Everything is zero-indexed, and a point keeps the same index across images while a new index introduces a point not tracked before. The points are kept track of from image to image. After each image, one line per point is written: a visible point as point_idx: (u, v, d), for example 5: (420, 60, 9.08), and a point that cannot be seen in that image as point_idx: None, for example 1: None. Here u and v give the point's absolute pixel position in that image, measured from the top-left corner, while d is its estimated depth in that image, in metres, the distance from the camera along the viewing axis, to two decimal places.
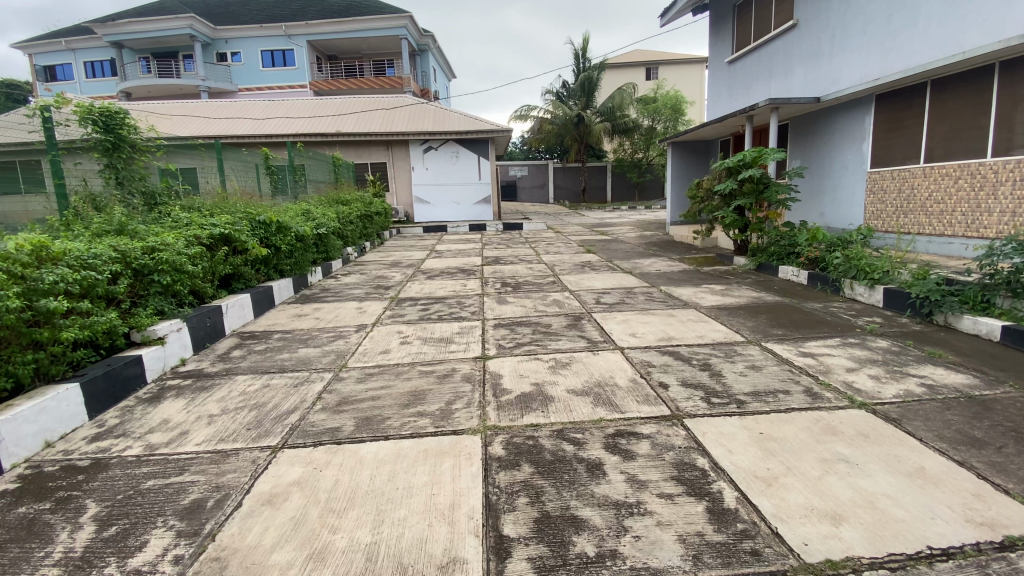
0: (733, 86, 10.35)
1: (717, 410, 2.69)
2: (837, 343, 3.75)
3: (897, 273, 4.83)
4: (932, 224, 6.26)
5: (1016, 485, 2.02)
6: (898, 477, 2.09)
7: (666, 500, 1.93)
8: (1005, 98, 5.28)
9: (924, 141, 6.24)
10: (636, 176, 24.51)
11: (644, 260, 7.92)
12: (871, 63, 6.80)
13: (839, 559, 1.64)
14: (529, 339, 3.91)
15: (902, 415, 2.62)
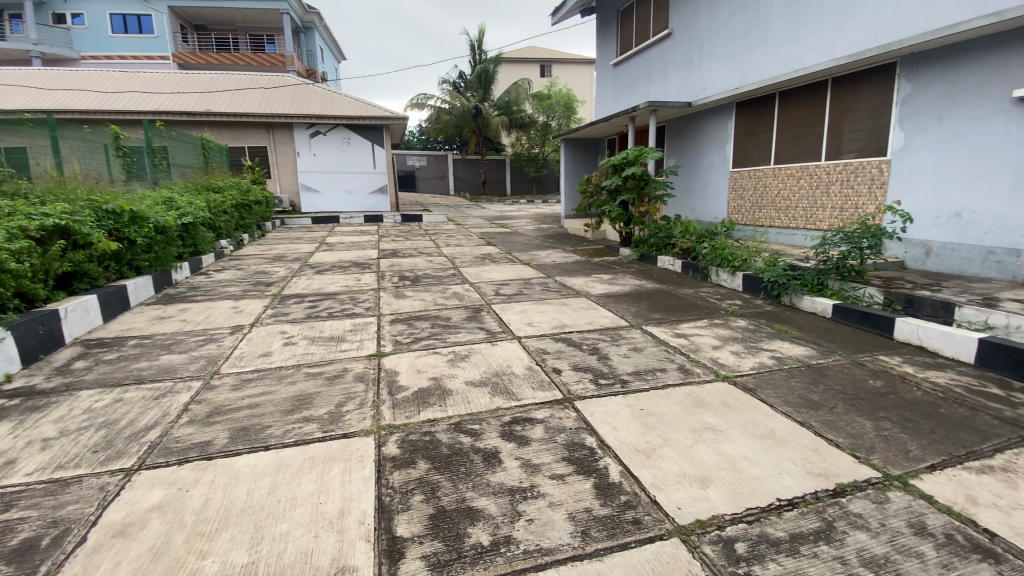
0: (617, 89, 11.02)
1: (604, 391, 2.86)
2: (706, 324, 4.18)
3: (752, 260, 5.50)
4: (780, 218, 7.17)
5: (843, 439, 2.40)
6: (755, 439, 2.38)
7: (558, 481, 2.01)
8: (834, 111, 6.22)
9: (774, 146, 7.14)
10: (533, 170, 25.15)
11: (541, 252, 8.16)
12: (733, 74, 7.62)
13: (706, 518, 1.82)
14: (427, 333, 3.84)
15: (757, 384, 2.99)
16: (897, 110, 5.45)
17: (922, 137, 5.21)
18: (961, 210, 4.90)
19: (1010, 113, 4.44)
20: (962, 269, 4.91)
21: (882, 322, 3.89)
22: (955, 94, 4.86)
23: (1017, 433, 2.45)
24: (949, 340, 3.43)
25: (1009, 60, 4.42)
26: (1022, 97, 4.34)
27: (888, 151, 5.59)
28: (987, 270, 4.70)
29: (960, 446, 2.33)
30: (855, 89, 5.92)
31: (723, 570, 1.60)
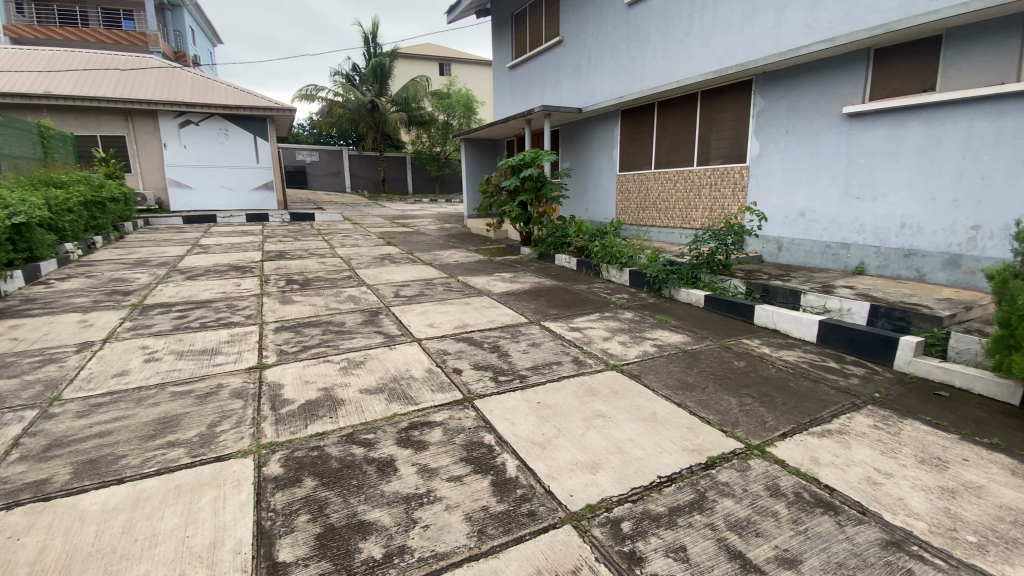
0: (513, 91, 11.24)
1: (503, 387, 2.90)
2: (597, 317, 4.43)
3: (637, 257, 5.93)
4: (661, 218, 7.78)
5: (713, 415, 2.67)
6: (639, 422, 2.56)
7: (455, 482, 2.00)
8: (704, 120, 6.89)
9: (654, 151, 7.75)
10: (434, 169, 24.82)
11: (443, 252, 8.08)
12: (618, 83, 8.12)
13: (595, 502, 1.93)
14: (317, 340, 3.62)
15: (642, 371, 3.22)
16: (754, 122, 6.16)
17: (774, 147, 5.95)
18: (804, 210, 5.69)
19: (839, 128, 5.24)
20: (807, 261, 5.70)
21: (745, 309, 4.39)
22: (797, 109, 5.63)
23: (847, 399, 2.90)
24: (796, 323, 3.96)
25: (835, 83, 5.23)
26: (847, 115, 5.14)
27: (748, 158, 6.31)
28: (825, 262, 5.50)
29: (805, 415, 2.71)
30: (720, 101, 6.61)
31: (612, 550, 1.69)
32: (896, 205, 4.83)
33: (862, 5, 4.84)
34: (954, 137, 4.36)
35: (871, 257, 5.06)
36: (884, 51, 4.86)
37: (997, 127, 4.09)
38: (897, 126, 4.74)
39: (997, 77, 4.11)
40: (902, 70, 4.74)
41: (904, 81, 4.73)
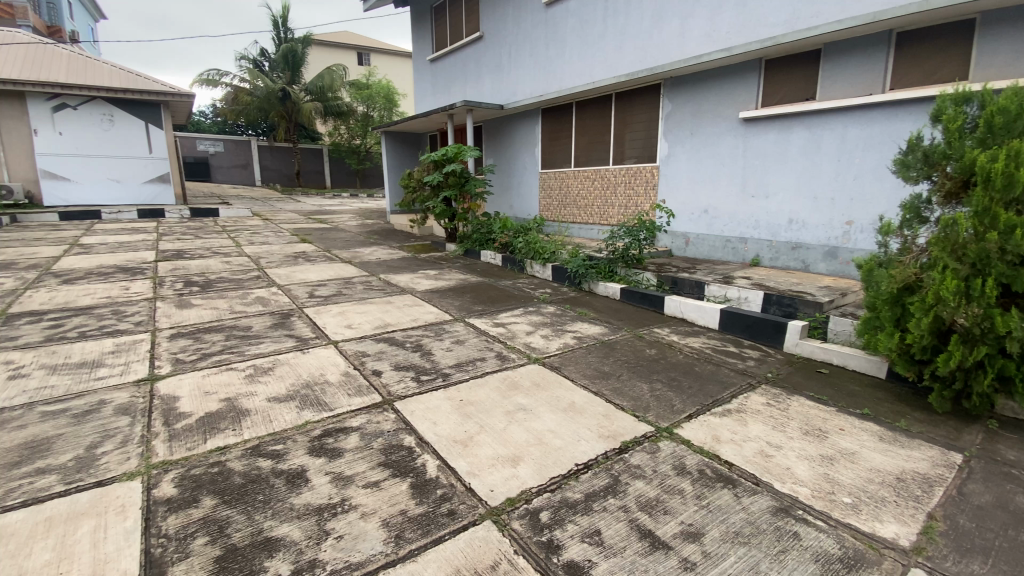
0: (434, 85, 11.06)
1: (424, 387, 2.85)
2: (521, 312, 4.49)
3: (559, 252, 6.08)
4: (581, 214, 8.03)
5: (628, 402, 2.81)
6: (559, 413, 2.63)
7: (372, 488, 1.94)
8: (619, 121, 7.19)
9: (573, 149, 7.98)
10: (355, 162, 23.83)
11: (363, 249, 7.79)
12: (538, 81, 8.25)
13: (515, 495, 1.95)
14: (220, 346, 3.35)
15: (562, 363, 3.32)
16: (663, 124, 6.52)
17: (681, 148, 6.34)
18: (707, 208, 6.12)
19: (737, 132, 5.69)
20: (711, 255, 6.15)
21: (657, 301, 4.65)
22: (700, 113, 6.03)
23: (744, 380, 3.18)
24: (701, 312, 4.26)
25: (733, 90, 5.66)
26: (743, 120, 5.59)
27: (658, 158, 6.68)
28: (726, 255, 5.96)
29: (708, 396, 2.92)
30: (633, 103, 6.93)
31: (531, 541, 1.73)
32: (784, 203, 5.33)
33: (754, 19, 5.27)
34: (831, 142, 4.89)
35: (765, 251, 5.56)
36: (773, 62, 5.34)
37: (866, 133, 4.64)
38: (785, 131, 5.23)
39: (864, 89, 4.67)
40: (788, 80, 5.23)
41: (790, 90, 5.23)
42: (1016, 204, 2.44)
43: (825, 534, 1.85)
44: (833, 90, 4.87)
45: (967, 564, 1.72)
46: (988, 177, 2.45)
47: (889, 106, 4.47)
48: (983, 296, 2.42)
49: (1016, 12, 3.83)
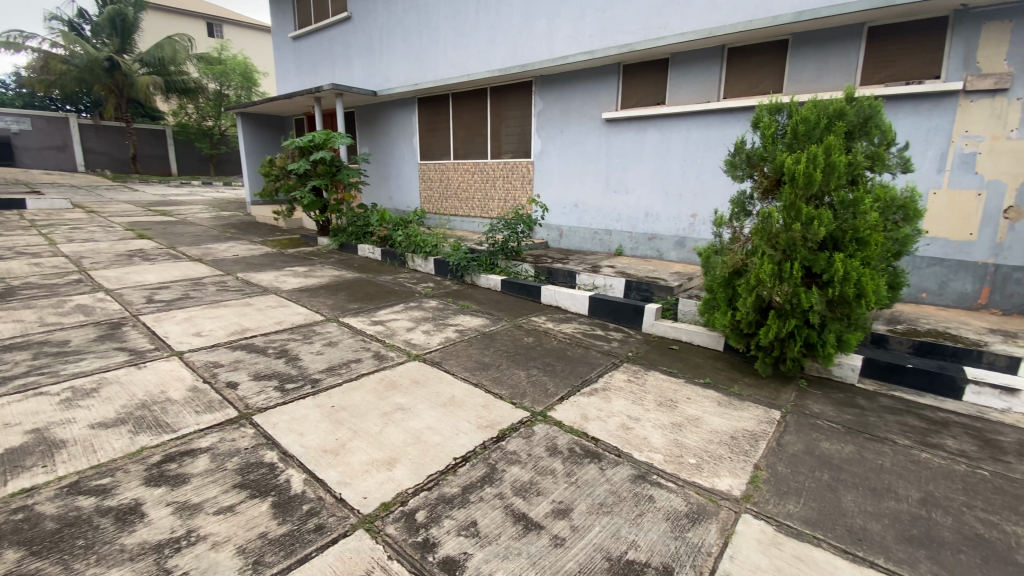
0: (299, 65, 10.20)
1: (290, 396, 2.64)
2: (401, 308, 4.37)
3: (440, 246, 6.01)
4: (461, 207, 8.02)
5: (506, 391, 2.88)
6: (437, 409, 2.61)
7: (226, 514, 1.76)
8: (494, 114, 7.29)
9: (450, 141, 7.93)
10: (208, 147, 21.10)
11: (219, 245, 6.97)
12: (411, 69, 8.02)
13: (390, 499, 1.90)
14: (25, 367, 2.77)
15: (442, 357, 3.30)
16: (535, 120, 6.75)
17: (553, 144, 6.63)
18: (577, 203, 6.51)
19: (601, 130, 6.09)
20: (582, 246, 6.53)
21: (535, 291, 4.84)
22: (569, 111, 6.35)
23: (610, 360, 3.45)
24: (573, 299, 4.52)
25: (597, 90, 6.04)
26: (606, 120, 6.00)
27: (532, 153, 6.91)
28: (595, 246, 6.38)
29: (578, 378, 3.12)
30: (507, 98, 7.07)
31: (405, 543, 1.69)
32: (643, 197, 5.85)
33: (613, 26, 5.68)
34: (679, 143, 5.46)
35: (627, 241, 6.05)
36: (630, 67, 5.78)
37: (706, 136, 5.26)
38: (642, 131, 5.73)
39: (704, 97, 5.26)
40: (643, 85, 5.71)
41: (645, 93, 5.72)
42: (814, 200, 2.93)
43: (675, 494, 2.08)
44: (680, 96, 5.42)
45: (782, 504, 2.05)
46: (793, 176, 2.91)
47: (722, 112, 5.11)
48: (791, 276, 2.89)
49: (812, 38, 4.57)
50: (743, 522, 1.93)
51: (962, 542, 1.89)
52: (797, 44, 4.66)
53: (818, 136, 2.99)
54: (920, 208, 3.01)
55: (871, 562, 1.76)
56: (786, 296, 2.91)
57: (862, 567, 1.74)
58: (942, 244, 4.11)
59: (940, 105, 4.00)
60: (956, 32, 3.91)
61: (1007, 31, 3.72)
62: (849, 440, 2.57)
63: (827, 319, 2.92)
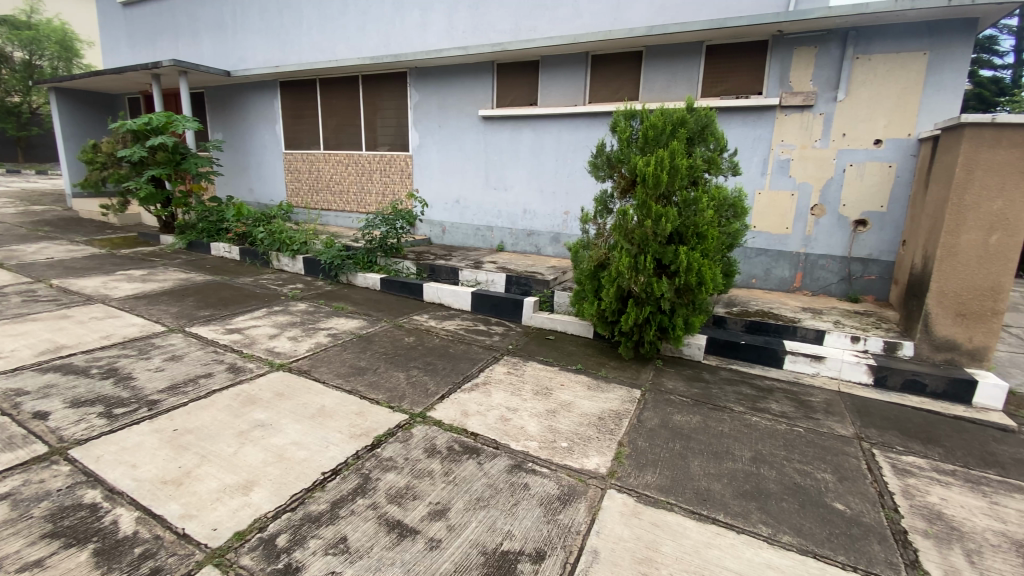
0: (131, 36, 8.79)
1: (121, 422, 2.28)
2: (263, 314, 3.98)
3: (310, 243, 5.60)
4: (335, 202, 7.54)
5: (382, 395, 2.77)
6: (304, 422, 2.43)
7: (29, 572, 1.47)
8: (368, 105, 6.97)
9: (321, 131, 7.42)
10: (12, 127, 17.31)
11: (25, 246, 5.76)
12: (271, 50, 7.36)
13: (245, 527, 1.72)
14: None
15: (311, 365, 3.07)
16: (411, 113, 6.59)
17: (430, 138, 6.52)
18: (458, 198, 6.48)
19: (478, 127, 6.14)
20: (464, 242, 6.51)
21: (416, 289, 4.73)
22: (445, 106, 6.29)
23: (490, 354, 3.49)
24: (455, 295, 4.50)
25: (473, 86, 6.07)
26: (482, 117, 6.07)
27: (409, 147, 6.74)
28: (477, 242, 6.40)
29: (459, 374, 3.11)
30: (381, 88, 6.80)
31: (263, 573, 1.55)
32: (520, 194, 6.02)
33: (486, 23, 5.81)
34: (551, 143, 5.70)
35: (507, 237, 6.18)
36: (503, 65, 5.89)
37: (575, 137, 5.56)
38: (517, 130, 5.88)
39: (573, 99, 5.55)
40: (516, 84, 5.86)
41: (519, 93, 5.87)
42: (663, 198, 3.25)
43: (549, 479, 2.16)
44: (551, 97, 5.65)
45: (641, 476, 2.25)
46: (644, 177, 3.20)
47: (589, 115, 5.44)
48: (645, 268, 3.18)
49: (664, 51, 5.05)
50: (608, 497, 2.07)
51: (780, 490, 2.23)
52: (651, 56, 5.11)
53: (664, 141, 3.31)
54: (747, 206, 3.48)
55: (712, 518, 2.01)
56: (641, 286, 3.20)
57: (705, 523, 1.97)
58: (766, 237, 4.82)
59: (762, 118, 4.68)
60: (774, 55, 4.56)
61: (811, 57, 4.42)
62: (697, 411, 2.91)
63: (677, 305, 3.27)
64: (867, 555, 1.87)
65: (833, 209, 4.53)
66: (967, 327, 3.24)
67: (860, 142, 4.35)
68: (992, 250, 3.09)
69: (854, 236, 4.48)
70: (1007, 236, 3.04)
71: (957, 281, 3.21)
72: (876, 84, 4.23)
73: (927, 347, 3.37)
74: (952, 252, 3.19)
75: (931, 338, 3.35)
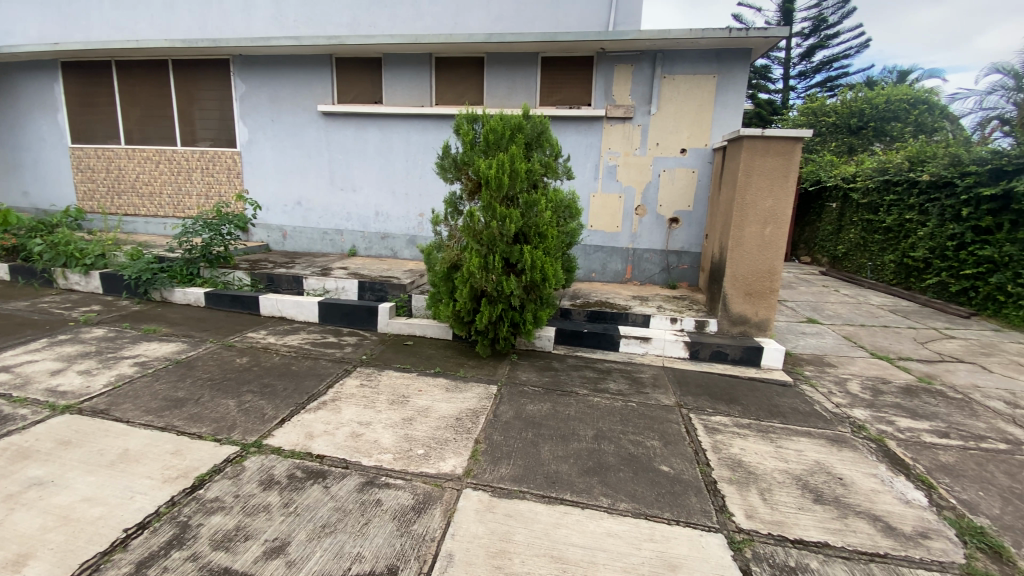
0: None
1: None
2: (42, 345, 3.23)
3: (112, 255, 4.71)
4: (144, 206, 6.43)
5: (207, 427, 2.43)
6: (101, 471, 2.02)
7: None
8: (182, 95, 6.09)
9: (121, 123, 6.30)
10: None
11: None
12: (50, 25, 6.14)
13: None
14: None
15: (111, 403, 2.56)
16: (238, 106, 5.90)
17: (262, 134, 5.91)
18: (300, 200, 5.97)
19: (319, 124, 5.73)
20: (310, 248, 6.02)
21: (251, 302, 4.25)
22: (278, 100, 5.76)
23: (341, 367, 3.28)
24: (299, 307, 4.14)
25: (309, 80, 5.65)
26: (322, 113, 5.69)
27: (237, 143, 6.02)
28: (325, 247, 5.97)
29: (305, 394, 2.86)
30: (198, 76, 5.98)
31: None
32: (370, 195, 5.77)
33: (320, 14, 5.53)
34: (400, 144, 5.57)
35: (360, 241, 5.88)
36: (343, 60, 5.59)
37: (423, 138, 5.51)
38: (362, 129, 5.63)
39: (419, 100, 5.49)
40: (358, 81, 5.62)
41: (362, 90, 5.63)
42: (507, 200, 3.37)
43: (403, 490, 2.09)
44: (396, 96, 5.52)
45: (496, 470, 2.30)
46: (487, 179, 3.28)
47: (435, 116, 5.44)
48: (494, 268, 3.27)
49: (504, 59, 5.25)
50: (464, 497, 2.07)
51: (617, 462, 2.47)
52: (493, 62, 5.28)
53: (505, 145, 3.43)
54: (581, 207, 3.78)
55: (560, 499, 2.13)
56: (491, 284, 3.29)
57: (555, 505, 2.09)
58: (602, 235, 5.32)
59: (592, 127, 5.14)
60: (600, 70, 5.04)
61: (629, 74, 4.98)
62: (547, 399, 3.08)
63: (525, 302, 3.42)
64: (686, 508, 2.15)
65: (654, 208, 5.16)
66: (754, 304, 3.95)
67: (671, 150, 5.01)
68: (767, 240, 3.80)
69: (671, 231, 5.15)
70: (776, 228, 3.77)
71: (746, 267, 3.89)
72: (680, 100, 4.90)
73: (727, 322, 4.03)
74: (740, 243, 3.86)
75: (729, 315, 4.01)
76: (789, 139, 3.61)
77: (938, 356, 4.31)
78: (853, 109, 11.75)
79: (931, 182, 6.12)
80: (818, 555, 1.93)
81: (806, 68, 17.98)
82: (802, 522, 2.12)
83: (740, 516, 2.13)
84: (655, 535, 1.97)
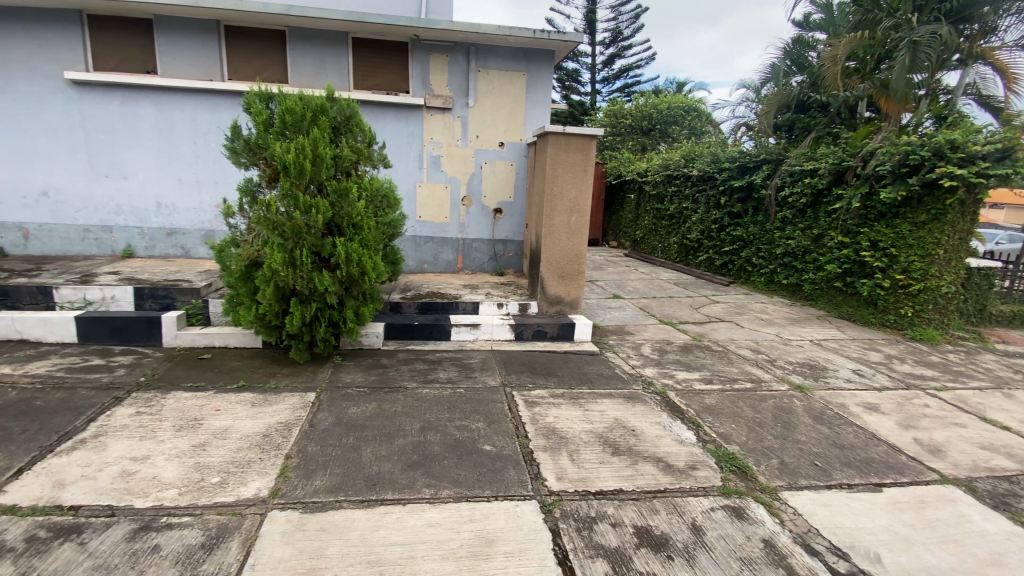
0: None
1: None
2: None
3: None
4: None
5: None
6: None
7: None
8: None
9: None
10: None
11: None
12: None
13: None
14: None
15: None
16: None
17: None
18: (46, 189, 4.74)
19: (67, 96, 4.62)
20: (66, 249, 4.85)
21: None
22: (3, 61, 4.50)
23: (109, 395, 2.72)
24: (48, 326, 3.32)
25: (49, 40, 4.52)
26: (72, 82, 4.59)
27: None
28: (89, 248, 4.87)
29: (52, 434, 2.30)
30: None
31: None
32: (148, 184, 4.86)
33: None
34: (184, 124, 4.79)
35: (138, 239, 4.93)
36: (97, 17, 4.57)
37: (215, 118, 4.81)
38: (131, 103, 4.70)
39: (206, 73, 4.76)
40: (122, 45, 4.66)
41: (127, 57, 4.69)
42: (311, 188, 3.13)
43: (191, 528, 1.82)
44: (175, 66, 4.71)
45: (310, 484, 2.14)
46: (286, 166, 3.00)
47: (229, 94, 4.79)
48: (302, 263, 3.02)
49: (309, 35, 4.84)
50: (269, 521, 1.89)
51: (442, 450, 2.51)
52: (295, 38, 4.82)
53: (306, 128, 3.17)
54: (398, 197, 3.68)
55: (380, 500, 2.08)
56: (301, 283, 3.03)
57: (373, 508, 2.03)
58: (429, 226, 5.30)
59: (411, 116, 5.08)
60: (415, 57, 4.97)
61: (445, 64, 5.00)
62: (371, 398, 2.98)
63: (344, 298, 3.25)
64: (504, 482, 2.29)
65: (477, 199, 5.29)
66: (566, 286, 4.34)
67: (489, 142, 5.19)
68: (573, 226, 4.21)
69: (495, 221, 5.35)
70: (580, 216, 4.19)
71: (557, 252, 4.25)
72: (494, 93, 5.09)
73: (545, 303, 4.37)
74: (551, 230, 4.19)
75: (547, 296, 4.35)
76: (586, 135, 4.02)
77: (707, 318, 5.29)
78: (643, 113, 13.60)
79: (699, 176, 7.37)
80: (613, 501, 2.22)
81: (607, 74, 20.23)
82: (602, 474, 2.41)
83: (552, 479, 2.33)
84: (475, 514, 2.05)
